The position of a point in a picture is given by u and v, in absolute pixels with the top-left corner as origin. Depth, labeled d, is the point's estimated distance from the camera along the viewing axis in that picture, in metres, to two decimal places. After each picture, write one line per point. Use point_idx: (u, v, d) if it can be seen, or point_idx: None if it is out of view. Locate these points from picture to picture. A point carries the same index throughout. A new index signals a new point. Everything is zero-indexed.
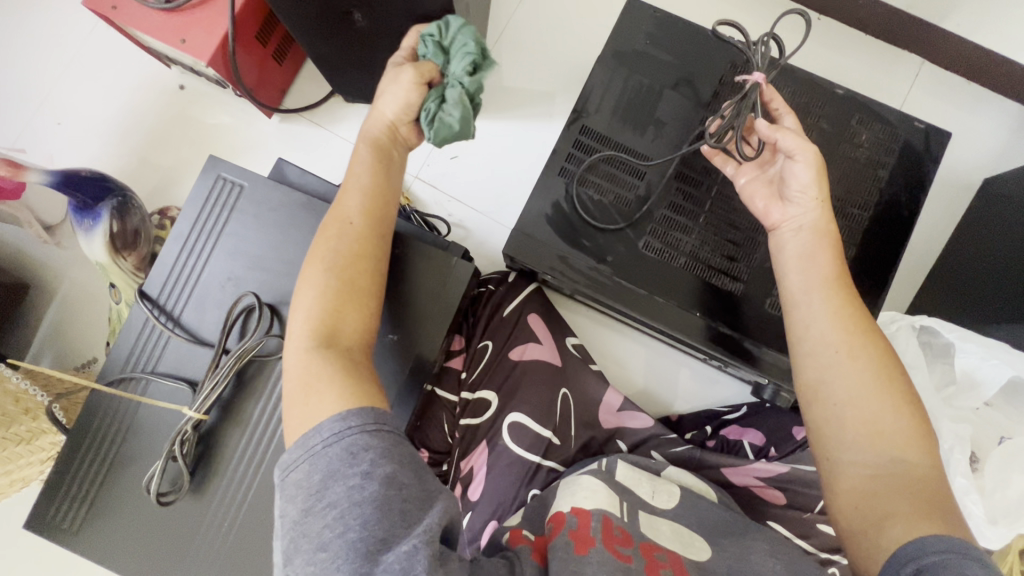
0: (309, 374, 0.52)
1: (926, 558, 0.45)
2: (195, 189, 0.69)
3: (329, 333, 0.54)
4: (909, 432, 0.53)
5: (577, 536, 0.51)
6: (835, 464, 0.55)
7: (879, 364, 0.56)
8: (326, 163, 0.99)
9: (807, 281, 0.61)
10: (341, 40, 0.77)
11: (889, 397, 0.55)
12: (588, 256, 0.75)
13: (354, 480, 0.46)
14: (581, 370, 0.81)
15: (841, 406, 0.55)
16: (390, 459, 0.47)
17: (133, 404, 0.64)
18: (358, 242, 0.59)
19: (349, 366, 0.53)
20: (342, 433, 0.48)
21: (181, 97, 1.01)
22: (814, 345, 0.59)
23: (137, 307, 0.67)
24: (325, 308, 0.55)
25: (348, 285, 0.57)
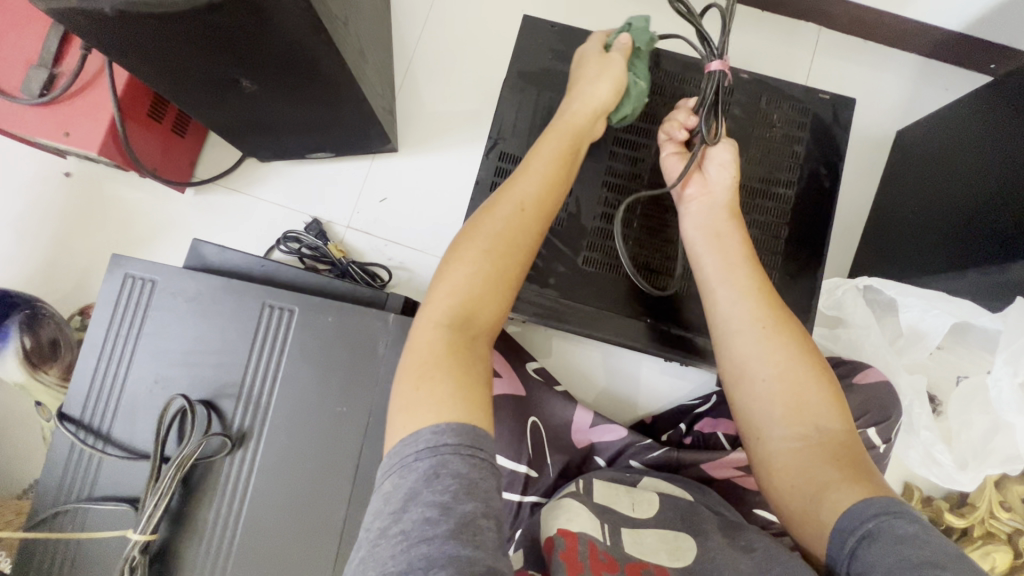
0: (428, 356, 0.45)
1: (864, 526, 0.43)
2: (101, 292, 0.64)
3: (460, 316, 0.47)
4: (828, 398, 0.51)
5: (567, 561, 0.50)
6: (763, 439, 0.52)
7: (796, 338, 0.54)
8: (252, 229, 0.95)
9: (722, 260, 0.60)
10: (233, 107, 0.73)
11: (811, 368, 0.52)
12: (530, 283, 0.73)
13: (434, 509, 0.37)
14: (545, 395, 0.80)
15: (769, 382, 0.52)
16: (476, 496, 0.38)
17: (73, 539, 0.59)
18: (516, 227, 0.52)
19: (465, 360, 0.46)
20: (438, 449, 0.40)
21: (86, 189, 0.95)
22: (730, 326, 0.56)
23: (60, 431, 0.61)
24: (472, 290, 0.48)
25: (503, 266, 0.50)
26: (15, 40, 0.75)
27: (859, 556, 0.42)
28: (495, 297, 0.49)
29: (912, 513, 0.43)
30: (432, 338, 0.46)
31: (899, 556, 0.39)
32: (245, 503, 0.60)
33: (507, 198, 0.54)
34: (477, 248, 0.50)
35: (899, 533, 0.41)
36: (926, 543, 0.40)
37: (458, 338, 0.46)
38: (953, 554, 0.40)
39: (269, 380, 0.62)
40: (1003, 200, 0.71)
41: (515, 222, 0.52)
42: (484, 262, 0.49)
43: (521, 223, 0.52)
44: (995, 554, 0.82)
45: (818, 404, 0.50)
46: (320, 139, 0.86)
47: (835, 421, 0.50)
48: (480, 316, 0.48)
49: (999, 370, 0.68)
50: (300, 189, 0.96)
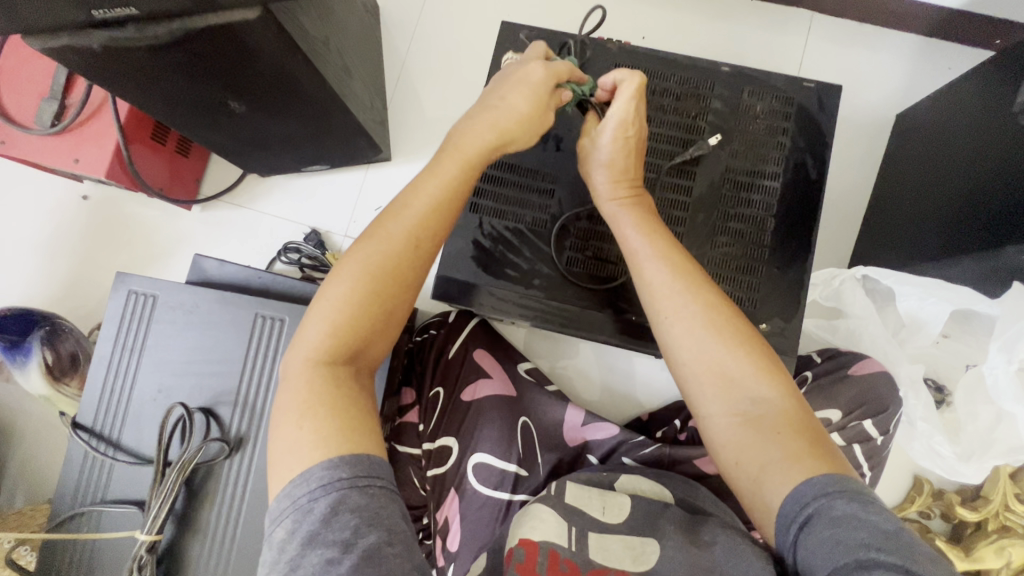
0: (307, 397, 0.45)
1: (805, 511, 0.43)
2: (108, 308, 0.68)
3: (347, 351, 0.48)
4: (759, 371, 0.50)
5: (523, 571, 0.52)
6: (704, 422, 0.52)
7: (715, 313, 0.53)
8: (255, 242, 0.99)
9: (646, 242, 0.59)
10: (226, 127, 0.77)
11: (733, 341, 0.52)
12: (515, 284, 0.74)
13: (334, 549, 0.39)
14: (536, 395, 0.81)
15: (694, 364, 0.52)
16: (376, 526, 0.40)
17: (89, 540, 0.63)
18: (397, 266, 0.50)
19: (345, 394, 0.47)
20: (330, 486, 0.41)
21: (102, 210, 1.01)
22: (659, 305, 0.55)
23: (74, 440, 0.66)
24: (347, 328, 0.48)
25: (385, 309, 0.49)
26: (29, 76, 0.80)
27: (801, 544, 0.42)
28: (380, 337, 0.50)
29: (854, 489, 0.43)
30: (309, 377, 0.46)
31: (836, 540, 0.40)
32: (243, 505, 0.63)
33: (399, 228, 0.51)
34: (353, 284, 0.48)
35: (836, 516, 0.41)
36: (863, 523, 0.40)
37: (335, 376, 0.47)
38: (892, 532, 0.40)
39: (263, 387, 0.65)
40: (999, 183, 0.68)
41: (404, 254, 0.50)
42: (364, 304, 0.48)
43: (411, 262, 0.50)
44: (1011, 550, 0.79)
45: (745, 379, 0.50)
46: (312, 153, 0.89)
47: (768, 393, 0.49)
48: (367, 351, 0.49)
49: (994, 358, 0.65)
50: (299, 201, 1.00)
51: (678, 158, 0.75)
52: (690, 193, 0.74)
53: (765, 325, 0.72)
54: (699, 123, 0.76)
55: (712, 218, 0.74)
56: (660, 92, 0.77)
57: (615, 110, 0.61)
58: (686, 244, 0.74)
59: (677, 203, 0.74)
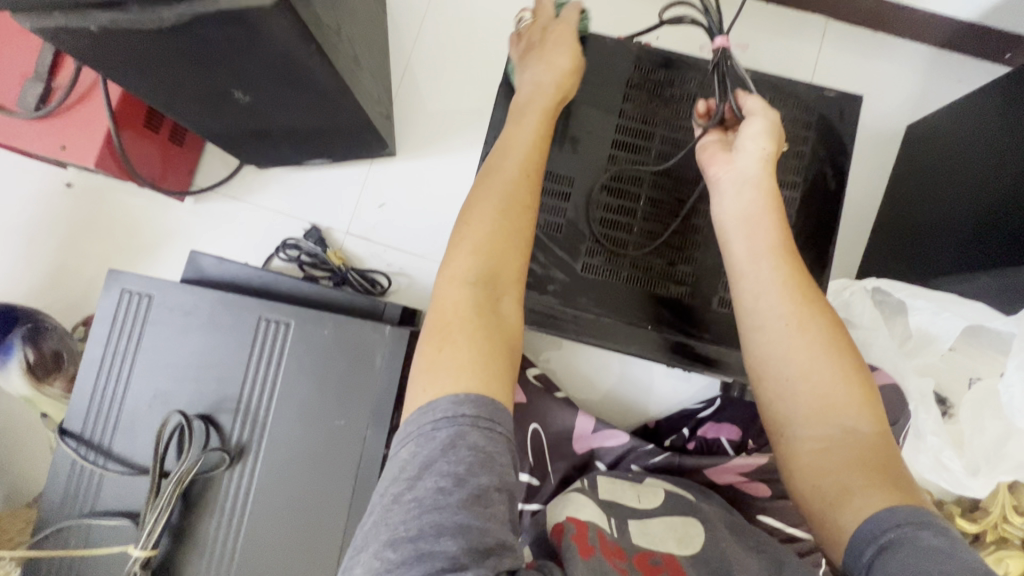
0: (456, 314, 0.46)
1: (884, 537, 0.41)
2: (99, 307, 0.64)
3: (485, 277, 0.48)
4: (860, 400, 0.50)
5: (580, 539, 0.51)
6: (785, 441, 0.51)
7: (827, 335, 0.52)
8: (251, 237, 0.95)
9: (751, 247, 0.58)
10: (226, 117, 0.73)
11: (838, 366, 0.51)
12: (529, 289, 0.72)
13: (447, 479, 0.38)
14: (547, 402, 0.80)
15: (793, 380, 0.52)
16: (490, 470, 0.39)
17: (77, 554, 0.59)
18: (514, 186, 0.53)
19: (489, 317, 0.47)
20: (454, 419, 0.41)
21: (86, 199, 0.96)
22: (762, 318, 0.55)
23: (61, 447, 0.62)
24: (486, 245, 0.49)
25: (515, 231, 0.51)
26: (9, 56, 0.75)
27: (877, 567, 0.41)
28: (516, 258, 0.50)
29: (940, 525, 0.41)
30: (457, 296, 0.47)
31: (918, 569, 0.38)
32: (244, 518, 0.60)
33: (508, 161, 0.55)
34: (490, 207, 0.51)
35: (922, 545, 0.39)
36: (949, 555, 0.38)
37: (484, 296, 0.48)
38: (983, 570, 0.38)
39: (266, 395, 0.62)
40: (1012, 200, 0.69)
41: (519, 183, 0.54)
42: (497, 222, 0.50)
43: (524, 185, 0.54)
44: (1009, 560, 0.80)
45: (845, 406, 0.49)
46: (315, 146, 0.85)
47: (862, 425, 0.48)
48: (505, 273, 0.49)
49: (1011, 376, 0.65)
50: (299, 196, 0.96)
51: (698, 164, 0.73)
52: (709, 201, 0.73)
53: None
54: None
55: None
56: (681, 96, 0.75)
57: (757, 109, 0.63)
58: (703, 253, 0.72)
59: (695, 211, 0.73)
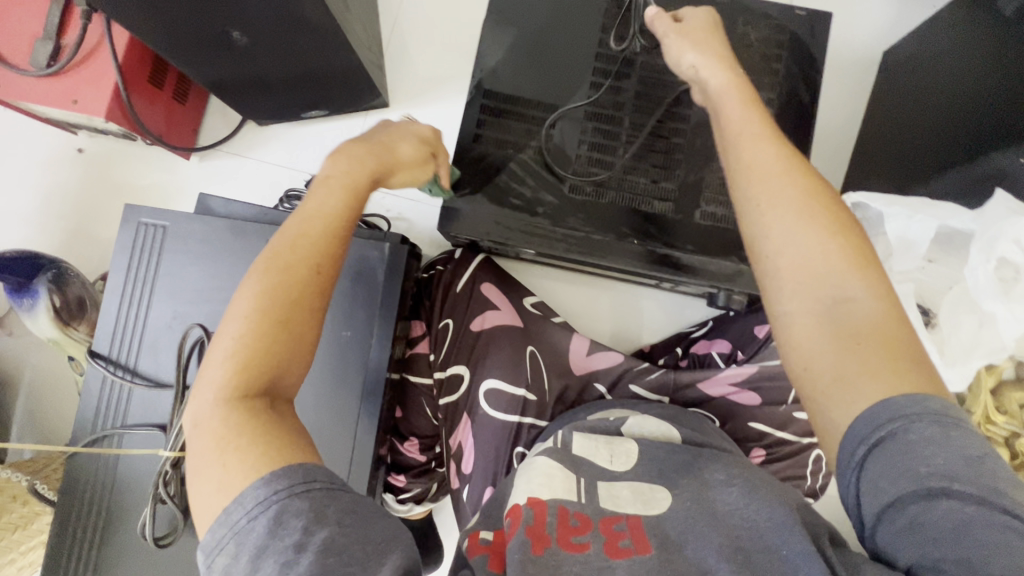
0: (225, 432, 0.42)
1: (879, 432, 0.38)
2: (119, 239, 0.69)
3: (257, 387, 0.44)
4: (856, 265, 0.44)
5: (532, 533, 0.47)
6: (772, 318, 0.46)
7: (809, 204, 0.46)
8: (256, 191, 0.99)
9: (727, 130, 0.52)
10: (226, 61, 0.76)
11: (827, 236, 0.45)
12: (520, 212, 0.76)
13: (285, 555, 0.37)
14: (544, 326, 0.84)
15: (780, 254, 0.45)
16: (326, 521, 0.39)
17: (112, 462, 0.65)
18: (294, 282, 0.47)
19: (259, 424, 0.42)
20: (269, 502, 0.39)
21: (97, 163, 1.00)
22: (744, 195, 0.49)
23: (91, 368, 0.66)
24: (255, 354, 0.44)
25: (283, 332, 0.46)
26: (20, 18, 0.79)
27: (868, 467, 0.39)
28: (290, 359, 0.46)
29: (941, 414, 0.38)
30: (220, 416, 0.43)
31: (906, 471, 0.37)
32: None
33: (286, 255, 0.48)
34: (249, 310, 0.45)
35: (914, 439, 0.37)
36: (943, 446, 0.37)
37: (246, 408, 0.43)
38: (978, 459, 0.37)
39: None
40: (979, 100, 0.72)
41: (298, 277, 0.48)
42: (265, 326, 0.45)
43: (303, 284, 0.48)
44: None
45: (837, 274, 0.43)
46: (312, 94, 0.89)
47: (863, 295, 0.42)
48: (286, 378, 0.46)
49: (973, 260, 0.66)
50: (299, 149, 1.00)
51: (677, 86, 0.77)
52: (688, 121, 0.77)
53: None
54: None
55: (709, 144, 0.76)
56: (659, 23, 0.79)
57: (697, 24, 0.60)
58: (684, 170, 0.76)
59: (675, 131, 0.76)
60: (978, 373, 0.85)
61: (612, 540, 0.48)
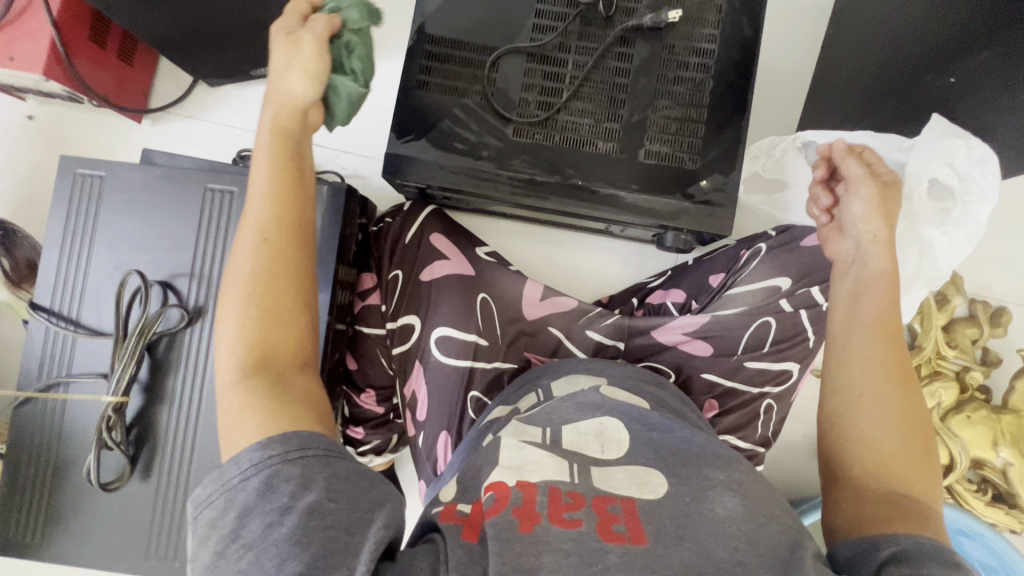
0: (237, 408, 0.45)
1: (894, 548, 0.45)
2: (55, 191, 0.68)
3: (257, 361, 0.46)
4: (925, 461, 0.52)
5: (522, 513, 0.46)
6: (840, 436, 0.55)
7: (908, 410, 0.53)
8: (210, 153, 0.99)
9: (855, 317, 0.58)
10: (161, 13, 0.75)
11: (913, 441, 0.52)
12: (464, 157, 0.76)
13: (273, 515, 0.39)
14: (497, 273, 0.82)
15: (865, 408, 0.54)
16: (315, 486, 0.41)
17: (58, 411, 0.65)
18: (268, 256, 0.49)
19: (275, 390, 0.45)
20: (261, 465, 0.41)
21: (47, 129, 0.99)
22: (838, 341, 0.59)
23: (33, 319, 0.66)
24: (248, 333, 0.46)
25: (272, 301, 0.47)
26: None
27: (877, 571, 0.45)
28: (285, 325, 0.47)
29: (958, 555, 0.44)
30: (228, 396, 0.45)
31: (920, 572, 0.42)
32: (207, 370, 0.66)
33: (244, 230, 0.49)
34: (239, 297, 0.47)
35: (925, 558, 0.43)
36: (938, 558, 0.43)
37: (254, 383, 0.45)
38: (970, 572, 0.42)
39: (217, 259, 0.67)
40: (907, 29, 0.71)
41: (273, 247, 0.49)
42: (253, 301, 0.47)
43: (275, 253, 0.49)
44: (941, 391, 0.85)
45: (902, 461, 0.51)
46: (256, 48, 0.87)
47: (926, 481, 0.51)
48: (280, 344, 0.47)
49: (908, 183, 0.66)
50: (251, 109, 0.99)
51: (620, 25, 0.75)
52: (632, 60, 0.76)
53: (705, 183, 0.75)
54: None
55: (652, 83, 0.76)
56: None
57: (868, 211, 0.62)
58: (628, 109, 0.75)
59: (619, 70, 0.76)
60: (928, 310, 0.86)
61: (603, 519, 0.47)
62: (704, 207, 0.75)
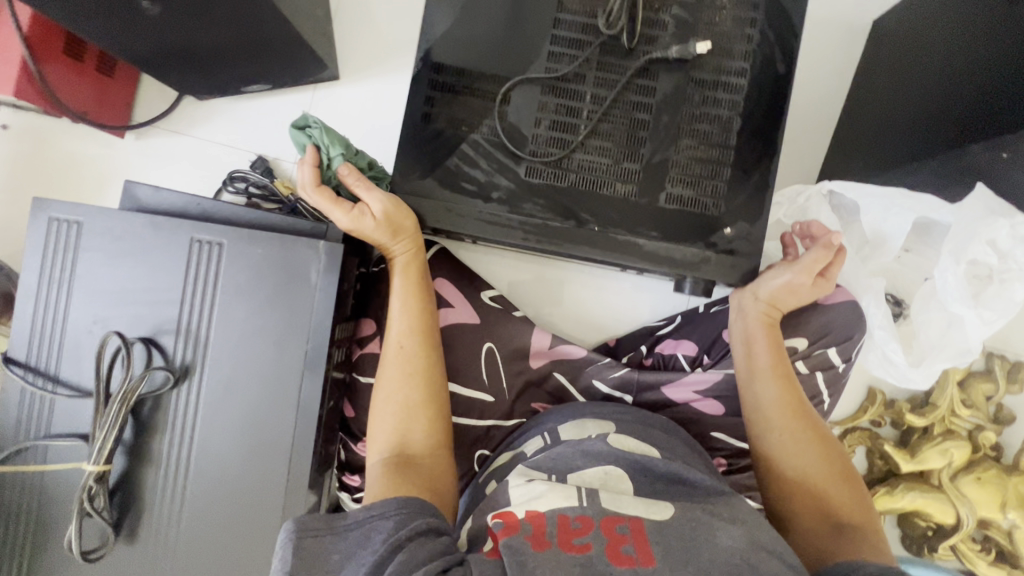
0: (379, 483, 0.56)
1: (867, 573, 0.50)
2: (29, 236, 0.63)
3: (400, 446, 0.60)
4: (841, 485, 0.63)
5: (534, 540, 0.47)
6: (778, 478, 0.65)
7: (814, 439, 0.65)
8: (198, 172, 0.93)
9: (754, 369, 0.69)
10: (141, 34, 0.69)
11: (826, 469, 0.64)
12: (473, 198, 0.71)
13: (367, 556, 0.47)
14: (504, 321, 0.79)
15: (783, 450, 0.65)
16: (400, 532, 0.49)
17: (36, 474, 0.61)
18: (412, 360, 0.64)
19: (409, 475, 0.57)
20: (365, 518, 0.51)
21: (20, 140, 0.92)
22: (749, 395, 0.69)
23: (8, 375, 0.62)
24: (396, 425, 0.61)
25: (414, 398, 0.62)
26: None
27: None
28: (426, 420, 0.61)
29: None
30: (377, 471, 0.58)
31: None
32: (195, 435, 0.62)
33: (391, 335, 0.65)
34: (393, 387, 0.62)
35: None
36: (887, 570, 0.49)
37: (398, 466, 0.58)
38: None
39: (205, 316, 0.62)
40: (955, 83, 0.66)
41: (411, 346, 0.64)
42: (404, 395, 0.62)
43: (413, 355, 0.64)
44: (953, 450, 0.83)
45: (829, 494, 0.63)
46: (249, 68, 0.81)
47: (846, 501, 0.63)
48: (414, 436, 0.61)
49: (945, 262, 0.65)
50: (242, 126, 0.92)
51: (642, 57, 0.70)
52: (654, 95, 0.70)
53: (729, 231, 0.71)
54: (662, 17, 0.70)
55: (676, 120, 0.70)
56: None
57: (790, 272, 0.69)
58: (649, 148, 0.70)
59: (640, 105, 0.70)
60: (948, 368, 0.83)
61: (613, 541, 0.48)
62: (727, 256, 0.71)
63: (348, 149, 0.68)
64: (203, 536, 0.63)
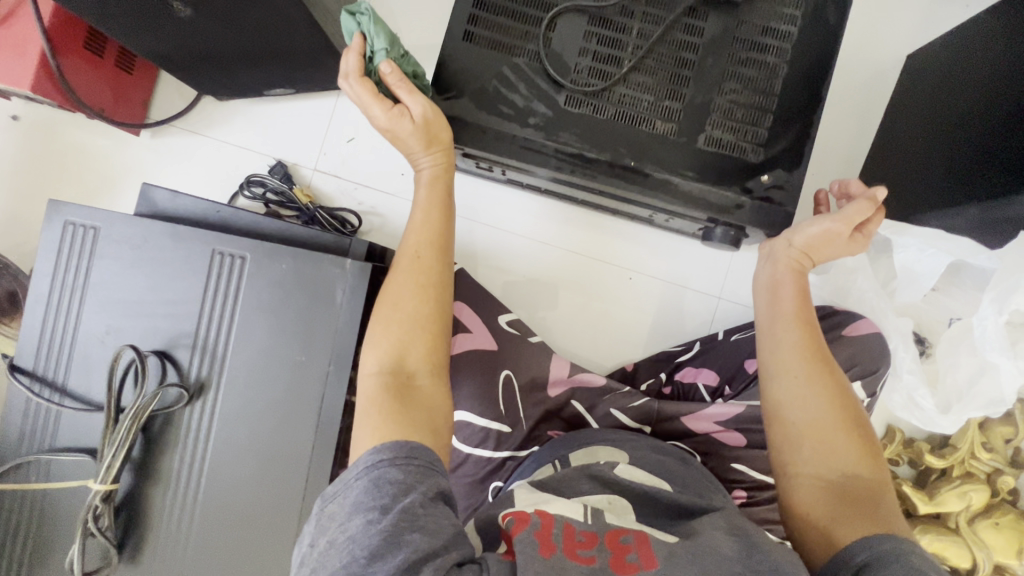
0: (370, 405, 0.49)
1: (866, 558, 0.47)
2: (44, 239, 0.61)
3: (397, 366, 0.52)
4: (861, 452, 0.55)
5: (540, 537, 0.45)
6: (785, 440, 0.57)
7: (834, 396, 0.57)
8: (212, 174, 0.90)
9: (773, 317, 0.62)
10: (167, 34, 0.68)
11: (844, 433, 0.55)
12: (510, 121, 0.69)
13: (374, 512, 0.42)
14: (521, 346, 0.79)
15: (794, 409, 0.57)
16: (411, 491, 0.43)
17: (37, 489, 0.59)
18: (421, 275, 0.56)
19: (404, 403, 0.49)
20: (371, 466, 0.45)
21: (32, 134, 0.89)
22: (764, 344, 0.61)
23: (13, 383, 0.60)
24: (393, 341, 0.53)
25: (417, 311, 0.54)
26: None
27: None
28: (428, 343, 0.53)
29: None
30: (369, 387, 0.51)
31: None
32: (206, 453, 0.60)
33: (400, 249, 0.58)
34: (399, 298, 0.54)
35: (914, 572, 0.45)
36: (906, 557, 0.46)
37: (392, 387, 0.50)
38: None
39: (223, 332, 0.60)
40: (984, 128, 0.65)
41: (419, 260, 0.57)
42: (409, 307, 0.54)
43: (417, 269, 0.56)
44: (972, 494, 0.81)
45: (842, 457, 0.55)
46: (273, 74, 0.78)
47: (863, 470, 0.54)
48: (414, 357, 0.53)
49: (985, 309, 0.64)
50: (261, 128, 0.90)
51: None
52: (702, 35, 0.67)
53: (766, 177, 0.67)
54: None
55: (721, 62, 0.67)
56: None
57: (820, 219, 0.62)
58: (692, 90, 0.67)
59: (686, 45, 0.67)
60: None
61: (617, 551, 0.46)
62: (763, 203, 0.67)
63: (395, 46, 0.60)
64: (209, 560, 0.60)
